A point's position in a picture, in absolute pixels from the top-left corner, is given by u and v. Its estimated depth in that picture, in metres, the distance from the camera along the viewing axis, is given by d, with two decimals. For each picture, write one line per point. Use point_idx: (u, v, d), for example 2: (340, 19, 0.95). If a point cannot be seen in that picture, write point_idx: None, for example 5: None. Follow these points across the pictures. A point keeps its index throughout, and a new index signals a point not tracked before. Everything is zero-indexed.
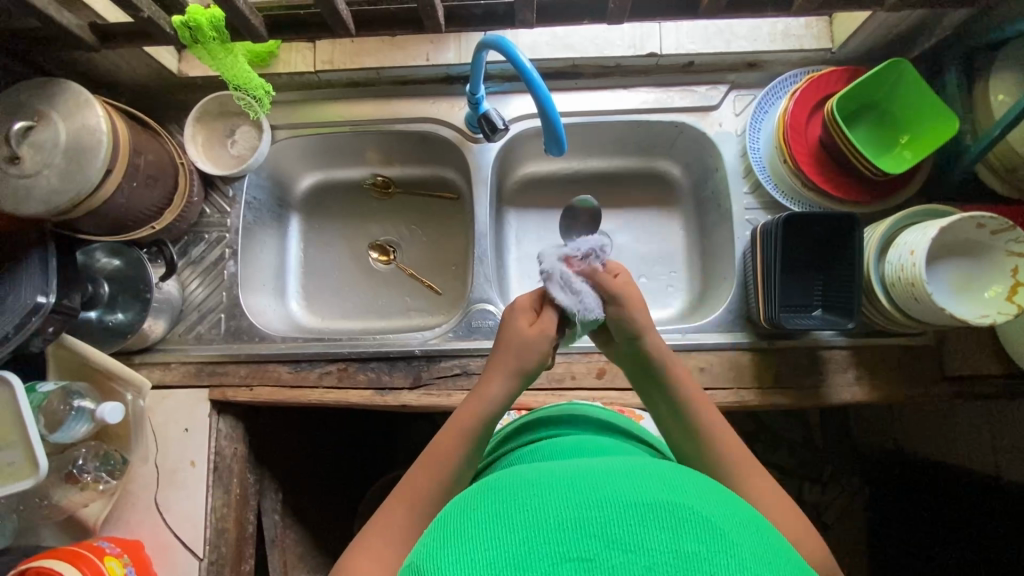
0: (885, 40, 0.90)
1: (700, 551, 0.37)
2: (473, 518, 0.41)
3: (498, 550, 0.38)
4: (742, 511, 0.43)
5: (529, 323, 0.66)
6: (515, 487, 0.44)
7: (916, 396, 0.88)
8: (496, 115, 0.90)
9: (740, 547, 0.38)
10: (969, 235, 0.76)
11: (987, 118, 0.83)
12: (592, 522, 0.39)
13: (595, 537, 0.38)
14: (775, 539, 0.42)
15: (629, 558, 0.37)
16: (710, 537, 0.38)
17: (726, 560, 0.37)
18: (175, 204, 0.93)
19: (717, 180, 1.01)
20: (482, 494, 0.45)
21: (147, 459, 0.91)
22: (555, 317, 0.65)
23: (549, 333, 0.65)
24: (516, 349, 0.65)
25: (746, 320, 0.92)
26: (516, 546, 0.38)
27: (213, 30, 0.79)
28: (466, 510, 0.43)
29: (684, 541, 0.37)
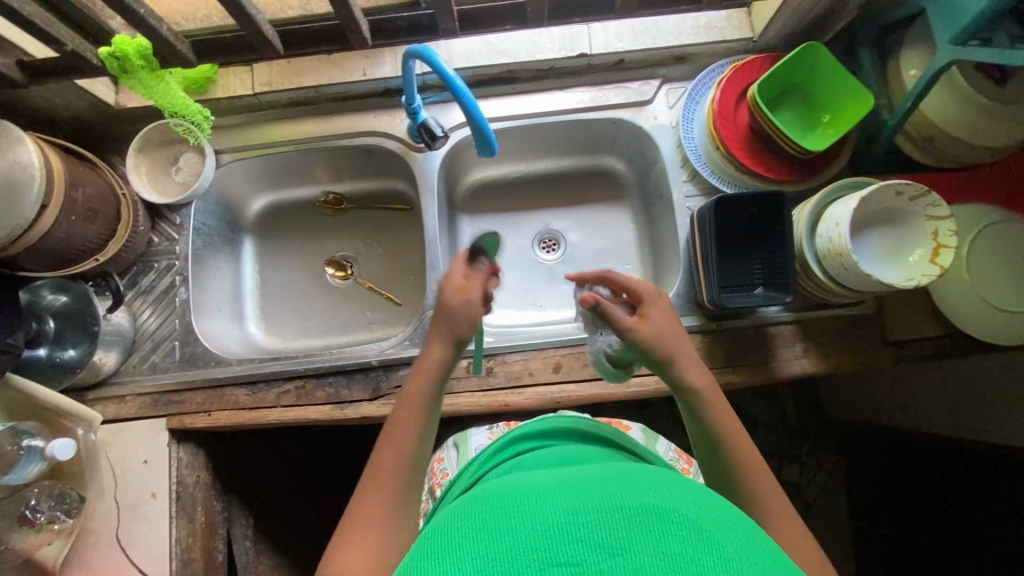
0: (801, 26, 0.94)
1: (686, 553, 0.39)
2: (469, 525, 0.44)
3: (492, 554, 0.41)
4: (732, 512, 0.46)
5: (455, 291, 0.66)
6: (509, 495, 0.47)
7: (861, 363, 0.91)
8: (434, 123, 0.92)
9: (724, 547, 0.40)
10: (891, 203, 0.79)
11: (900, 92, 0.87)
12: (582, 526, 0.41)
13: (582, 539, 0.40)
14: (763, 542, 0.44)
15: (615, 560, 0.39)
16: (695, 539, 0.40)
17: (710, 560, 0.39)
18: (119, 235, 0.93)
19: (658, 172, 1.04)
20: (476, 505, 0.48)
21: (106, 496, 0.89)
22: (480, 280, 0.67)
23: (473, 298, 0.66)
24: (445, 323, 0.66)
25: (695, 305, 0.94)
26: (508, 551, 0.40)
27: (141, 59, 0.79)
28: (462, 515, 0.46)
29: (668, 542, 0.40)
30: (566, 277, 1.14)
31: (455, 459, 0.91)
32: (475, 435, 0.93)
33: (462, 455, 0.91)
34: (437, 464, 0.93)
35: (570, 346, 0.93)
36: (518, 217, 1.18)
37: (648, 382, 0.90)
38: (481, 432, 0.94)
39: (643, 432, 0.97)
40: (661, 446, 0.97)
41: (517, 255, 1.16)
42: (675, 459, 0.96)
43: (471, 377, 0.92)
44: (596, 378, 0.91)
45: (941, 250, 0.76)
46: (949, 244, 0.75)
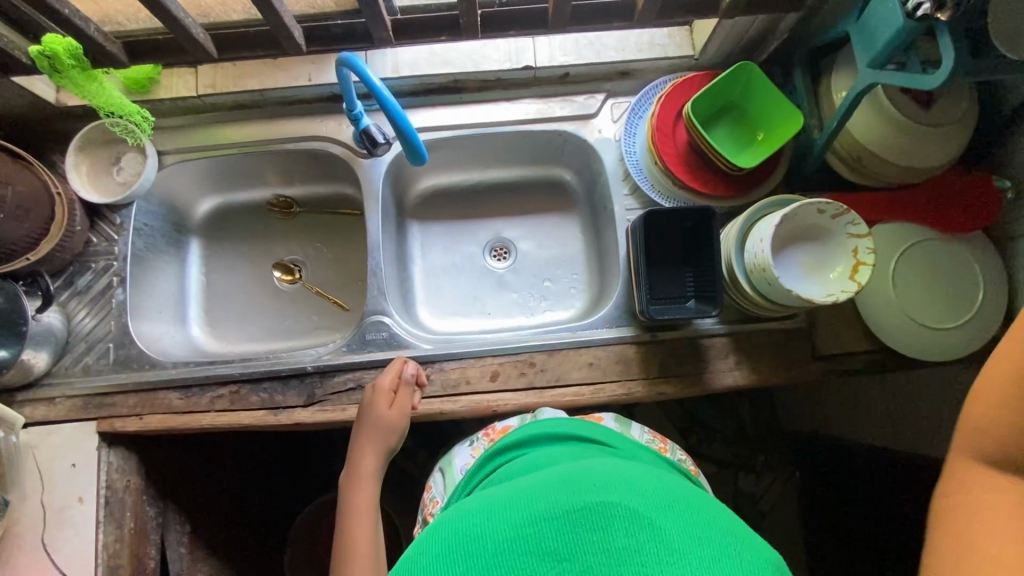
0: (740, 45, 0.97)
1: (628, 543, 0.47)
2: (446, 544, 0.52)
3: (467, 568, 0.49)
4: (670, 494, 0.53)
5: (389, 406, 0.86)
6: (480, 512, 0.55)
7: (793, 375, 0.93)
8: (376, 130, 0.93)
9: (664, 529, 0.48)
10: (814, 220, 0.81)
11: (829, 111, 0.90)
12: (539, 536, 0.49)
13: (539, 546, 0.48)
14: (698, 509, 0.51)
15: (571, 560, 0.47)
16: (637, 528, 0.48)
17: (652, 546, 0.46)
18: (52, 235, 0.91)
19: (602, 184, 1.05)
20: (447, 528, 0.55)
21: (32, 501, 0.88)
22: (408, 396, 0.88)
23: (405, 409, 0.86)
24: (378, 427, 0.85)
25: (632, 315, 0.96)
26: (480, 564, 0.49)
27: (71, 59, 0.78)
28: (441, 533, 0.55)
29: (614, 538, 0.47)
30: (513, 286, 1.14)
31: (444, 486, 0.91)
32: (459, 457, 0.92)
33: (450, 479, 0.91)
34: (428, 494, 0.93)
35: (508, 354, 0.93)
36: (468, 225, 1.19)
37: (583, 392, 0.91)
38: (464, 451, 0.92)
39: (616, 420, 0.94)
40: (637, 429, 0.94)
41: (466, 263, 1.17)
42: (651, 440, 0.93)
43: None
44: (533, 387, 0.92)
45: (860, 267, 0.78)
46: (868, 261, 0.78)
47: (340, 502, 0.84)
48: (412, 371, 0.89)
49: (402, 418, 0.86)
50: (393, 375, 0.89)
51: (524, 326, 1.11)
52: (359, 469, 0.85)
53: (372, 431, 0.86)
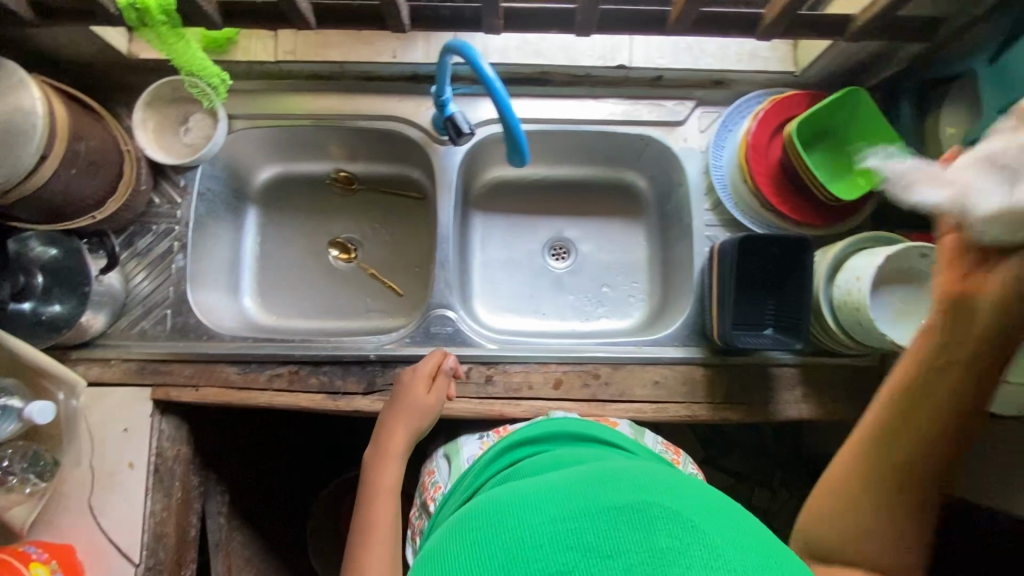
0: (846, 67, 0.92)
1: (673, 546, 0.41)
2: (466, 540, 0.47)
3: (488, 565, 0.43)
4: (712, 499, 0.48)
5: (426, 392, 0.83)
6: (504, 505, 0.49)
7: (858, 414, 0.92)
8: (462, 118, 0.89)
9: (711, 533, 0.42)
10: (912, 264, 0.79)
11: (935, 148, 0.86)
12: (570, 527, 0.43)
13: (572, 542, 0.42)
14: (741, 518, 0.46)
15: (610, 558, 0.41)
16: (681, 531, 0.42)
17: (698, 549, 0.40)
18: (120, 193, 0.88)
19: (681, 195, 1.02)
20: (469, 520, 0.50)
21: (82, 463, 0.87)
22: (446, 385, 0.85)
23: (445, 395, 0.84)
24: (411, 411, 0.82)
25: (701, 335, 0.95)
26: (504, 559, 0.43)
27: (163, 15, 0.73)
28: (459, 533, 0.49)
29: (656, 538, 0.41)
30: (571, 288, 1.12)
31: (449, 475, 0.89)
32: (467, 448, 0.91)
33: (456, 468, 0.89)
34: (429, 478, 0.92)
35: (573, 364, 0.91)
36: (530, 220, 1.16)
37: (647, 409, 0.90)
38: (472, 444, 0.90)
39: (631, 428, 0.88)
40: (649, 438, 0.91)
41: (524, 259, 1.14)
42: (663, 450, 0.90)
43: (469, 383, 0.90)
44: (595, 400, 0.90)
45: None
46: None
47: (362, 492, 0.77)
48: (449, 363, 0.87)
49: (437, 406, 0.83)
50: (431, 364, 0.86)
51: (580, 331, 1.09)
52: (383, 455, 0.79)
53: (403, 416, 0.82)
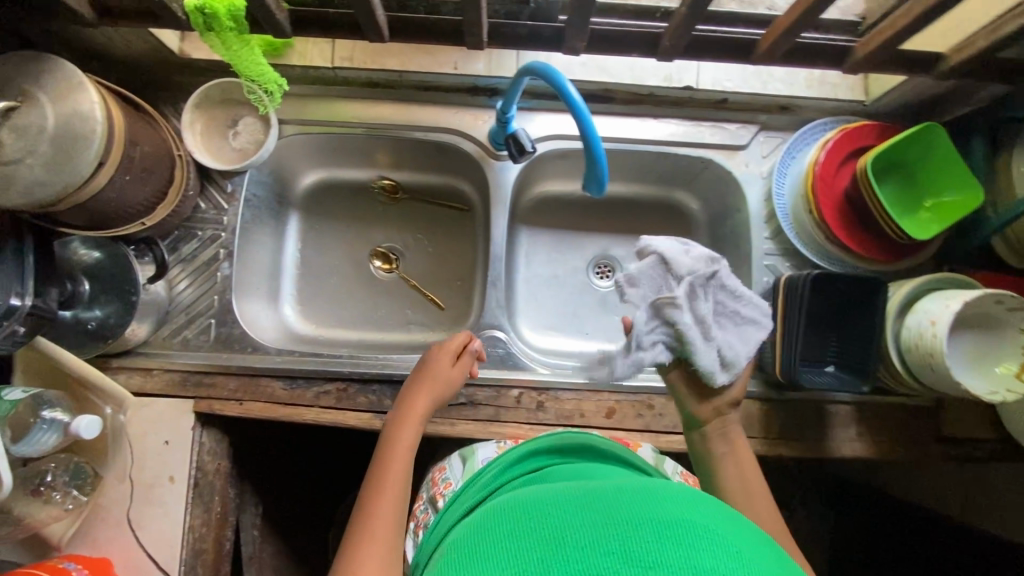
0: (918, 100, 0.90)
1: (720, 567, 0.41)
2: (503, 536, 0.47)
3: (527, 561, 0.43)
4: (754, 535, 0.47)
5: (451, 363, 0.82)
6: (544, 508, 0.49)
7: (912, 454, 0.90)
8: (525, 136, 0.86)
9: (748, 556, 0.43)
10: (987, 309, 0.77)
11: (1006, 191, 0.83)
12: (612, 533, 0.43)
13: (615, 549, 0.42)
14: (781, 559, 0.46)
15: (652, 570, 0.40)
16: (727, 556, 0.42)
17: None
18: (169, 199, 0.85)
19: (738, 221, 1.00)
20: (507, 517, 0.50)
21: (121, 475, 0.84)
22: (471, 362, 0.84)
23: (469, 369, 0.83)
24: (433, 382, 0.79)
25: (756, 368, 0.93)
26: (543, 558, 0.43)
27: (231, 20, 0.70)
28: (493, 527, 0.49)
29: (702, 557, 0.41)
30: (617, 309, 1.10)
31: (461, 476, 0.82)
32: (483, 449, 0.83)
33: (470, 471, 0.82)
34: (440, 472, 0.84)
35: (627, 392, 0.89)
36: (576, 237, 1.13)
37: None
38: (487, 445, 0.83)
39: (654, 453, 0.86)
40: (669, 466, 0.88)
41: (569, 277, 1.12)
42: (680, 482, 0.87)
43: (521, 408, 0.88)
44: (648, 430, 0.88)
45: None
46: None
47: (373, 461, 0.71)
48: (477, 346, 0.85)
49: (460, 383, 0.82)
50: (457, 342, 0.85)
51: None
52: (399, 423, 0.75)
53: (426, 388, 0.79)
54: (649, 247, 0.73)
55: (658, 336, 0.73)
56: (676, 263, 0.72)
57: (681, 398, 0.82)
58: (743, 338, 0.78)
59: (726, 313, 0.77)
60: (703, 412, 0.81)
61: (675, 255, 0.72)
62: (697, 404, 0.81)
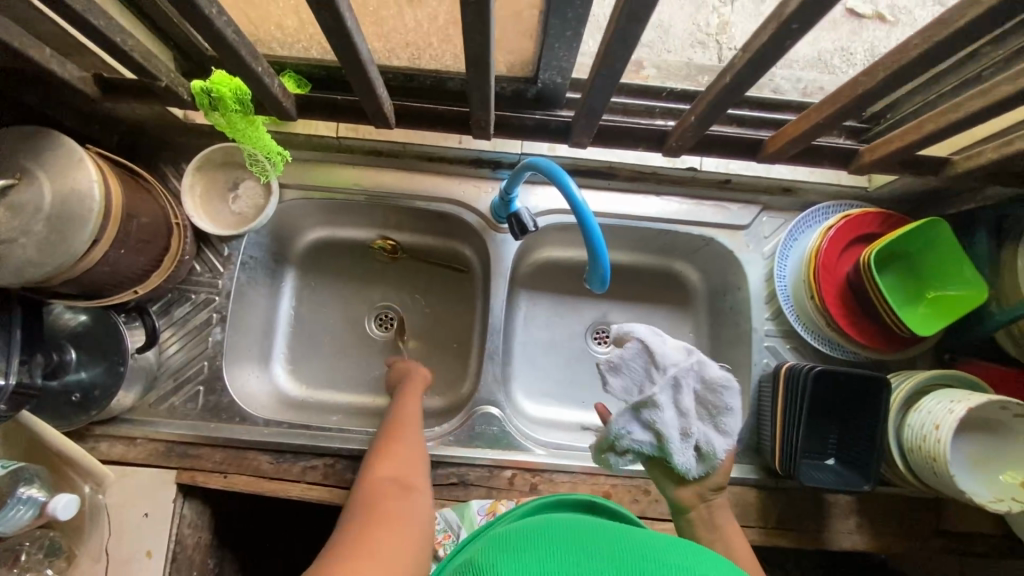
0: (920, 191, 0.91)
1: None
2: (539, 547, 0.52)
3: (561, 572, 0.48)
4: None
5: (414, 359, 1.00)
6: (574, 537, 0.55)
7: (914, 548, 0.88)
8: (527, 215, 0.85)
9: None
10: (991, 414, 0.76)
11: (1010, 290, 0.83)
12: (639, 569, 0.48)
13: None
14: None
15: None
16: None
17: None
18: (164, 266, 0.84)
19: (738, 300, 0.99)
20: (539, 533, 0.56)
21: (95, 550, 0.80)
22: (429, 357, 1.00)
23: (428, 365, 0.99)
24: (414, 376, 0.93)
25: (755, 454, 0.91)
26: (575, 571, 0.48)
27: (236, 103, 0.70)
28: (530, 538, 0.54)
29: None
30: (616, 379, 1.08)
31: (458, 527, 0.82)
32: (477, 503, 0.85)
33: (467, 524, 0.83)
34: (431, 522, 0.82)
35: (623, 476, 0.87)
36: (575, 303, 1.12)
37: None
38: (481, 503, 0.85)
39: None
40: None
41: (567, 343, 1.10)
42: None
43: (514, 490, 0.85)
44: (644, 517, 0.86)
45: None
46: None
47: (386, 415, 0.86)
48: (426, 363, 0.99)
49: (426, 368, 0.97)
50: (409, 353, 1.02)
51: None
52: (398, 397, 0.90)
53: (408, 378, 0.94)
54: (631, 330, 0.74)
55: (632, 432, 0.72)
56: (653, 352, 0.72)
57: (662, 485, 0.78)
58: (721, 429, 0.74)
59: (708, 401, 0.73)
60: (688, 498, 0.76)
61: (649, 344, 0.72)
62: (676, 489, 0.77)
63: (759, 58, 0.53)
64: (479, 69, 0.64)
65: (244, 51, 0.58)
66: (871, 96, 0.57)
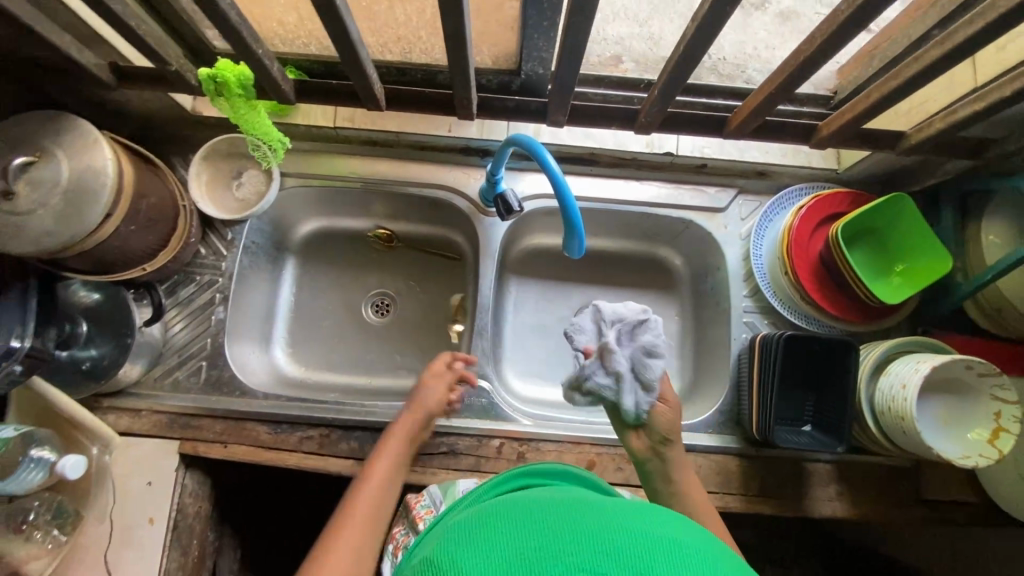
0: (887, 170, 0.95)
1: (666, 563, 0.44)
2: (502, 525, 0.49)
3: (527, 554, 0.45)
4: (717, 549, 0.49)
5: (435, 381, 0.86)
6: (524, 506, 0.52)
7: (894, 516, 0.90)
8: (512, 196, 0.90)
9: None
10: (957, 374, 0.79)
11: (976, 260, 0.86)
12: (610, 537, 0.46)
13: (612, 551, 0.45)
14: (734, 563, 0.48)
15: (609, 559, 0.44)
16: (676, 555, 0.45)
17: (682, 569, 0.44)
18: (171, 246, 0.90)
19: (719, 279, 1.03)
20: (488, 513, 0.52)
21: (102, 515, 0.84)
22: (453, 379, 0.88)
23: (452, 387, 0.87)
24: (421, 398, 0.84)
25: (735, 424, 0.94)
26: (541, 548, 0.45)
27: (240, 89, 0.76)
28: (488, 519, 0.50)
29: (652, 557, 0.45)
30: None
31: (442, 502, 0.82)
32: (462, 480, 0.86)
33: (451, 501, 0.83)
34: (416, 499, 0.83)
35: (607, 445, 0.90)
36: (563, 288, 1.16)
37: None
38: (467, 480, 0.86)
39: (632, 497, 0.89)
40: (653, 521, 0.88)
41: (557, 327, 1.13)
42: None
43: (501, 459, 0.89)
44: (627, 484, 0.89)
45: (1001, 433, 0.76)
46: (1010, 428, 0.76)
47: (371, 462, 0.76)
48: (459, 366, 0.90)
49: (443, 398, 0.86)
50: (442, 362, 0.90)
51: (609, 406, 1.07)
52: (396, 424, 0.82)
53: (419, 399, 0.84)
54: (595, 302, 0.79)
55: (596, 376, 0.74)
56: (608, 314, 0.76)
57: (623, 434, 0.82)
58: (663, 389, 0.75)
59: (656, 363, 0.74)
60: (638, 445, 0.80)
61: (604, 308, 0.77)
62: (627, 435, 0.81)
63: (706, 27, 0.58)
64: (458, 49, 0.69)
65: (244, 31, 0.64)
66: (817, 62, 0.62)
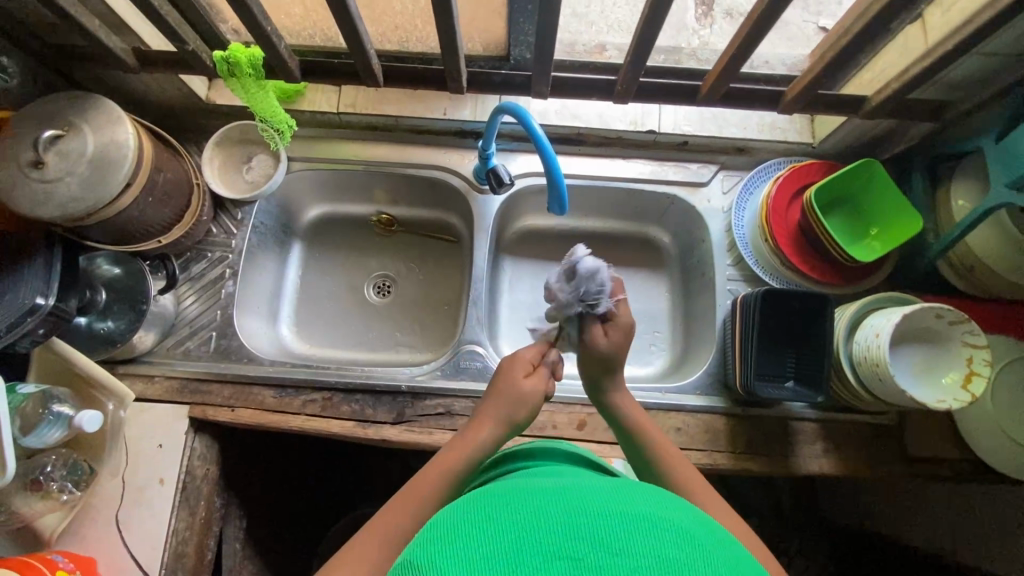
0: (860, 141, 1.00)
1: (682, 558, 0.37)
2: (464, 521, 0.39)
3: (495, 551, 0.37)
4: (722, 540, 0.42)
5: (524, 375, 0.75)
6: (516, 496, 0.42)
7: (880, 472, 0.92)
8: (503, 170, 0.96)
9: (714, 557, 0.38)
10: (929, 323, 0.82)
11: (946, 219, 0.90)
12: (581, 517, 0.38)
13: (587, 536, 0.37)
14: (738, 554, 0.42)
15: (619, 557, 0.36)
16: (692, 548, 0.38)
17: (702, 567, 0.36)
18: (185, 221, 0.96)
19: (704, 251, 1.08)
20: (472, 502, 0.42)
21: (115, 473, 0.89)
22: (543, 378, 0.76)
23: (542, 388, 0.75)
24: (511, 398, 0.73)
25: (723, 386, 0.97)
26: (506, 543, 0.37)
27: (251, 68, 0.84)
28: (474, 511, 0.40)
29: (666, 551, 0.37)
30: None
31: None
32: None
33: None
34: None
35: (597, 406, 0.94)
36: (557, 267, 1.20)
37: None
38: None
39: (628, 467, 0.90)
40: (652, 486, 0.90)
41: None
42: None
43: None
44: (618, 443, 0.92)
45: (973, 377, 0.79)
46: (982, 372, 0.78)
47: (436, 457, 0.69)
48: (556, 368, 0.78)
49: (531, 396, 0.74)
50: (533, 354, 0.78)
51: None
52: (477, 419, 0.73)
53: (500, 393, 0.73)
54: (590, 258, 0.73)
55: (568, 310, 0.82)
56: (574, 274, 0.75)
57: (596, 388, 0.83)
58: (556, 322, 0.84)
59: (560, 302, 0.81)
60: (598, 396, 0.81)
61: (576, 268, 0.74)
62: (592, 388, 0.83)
63: None
64: (448, 25, 0.76)
65: (253, 7, 0.71)
66: (772, 18, 0.67)
